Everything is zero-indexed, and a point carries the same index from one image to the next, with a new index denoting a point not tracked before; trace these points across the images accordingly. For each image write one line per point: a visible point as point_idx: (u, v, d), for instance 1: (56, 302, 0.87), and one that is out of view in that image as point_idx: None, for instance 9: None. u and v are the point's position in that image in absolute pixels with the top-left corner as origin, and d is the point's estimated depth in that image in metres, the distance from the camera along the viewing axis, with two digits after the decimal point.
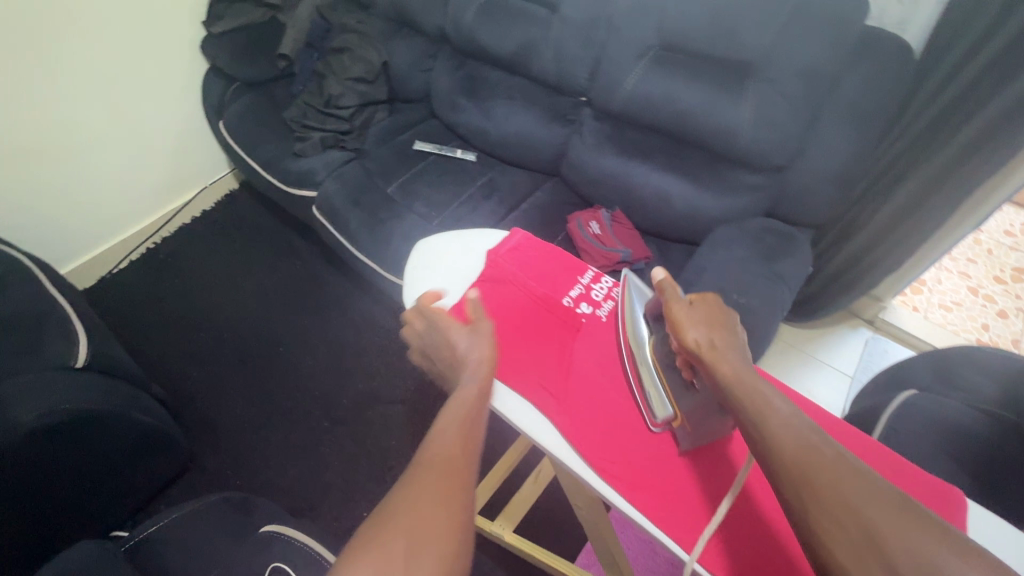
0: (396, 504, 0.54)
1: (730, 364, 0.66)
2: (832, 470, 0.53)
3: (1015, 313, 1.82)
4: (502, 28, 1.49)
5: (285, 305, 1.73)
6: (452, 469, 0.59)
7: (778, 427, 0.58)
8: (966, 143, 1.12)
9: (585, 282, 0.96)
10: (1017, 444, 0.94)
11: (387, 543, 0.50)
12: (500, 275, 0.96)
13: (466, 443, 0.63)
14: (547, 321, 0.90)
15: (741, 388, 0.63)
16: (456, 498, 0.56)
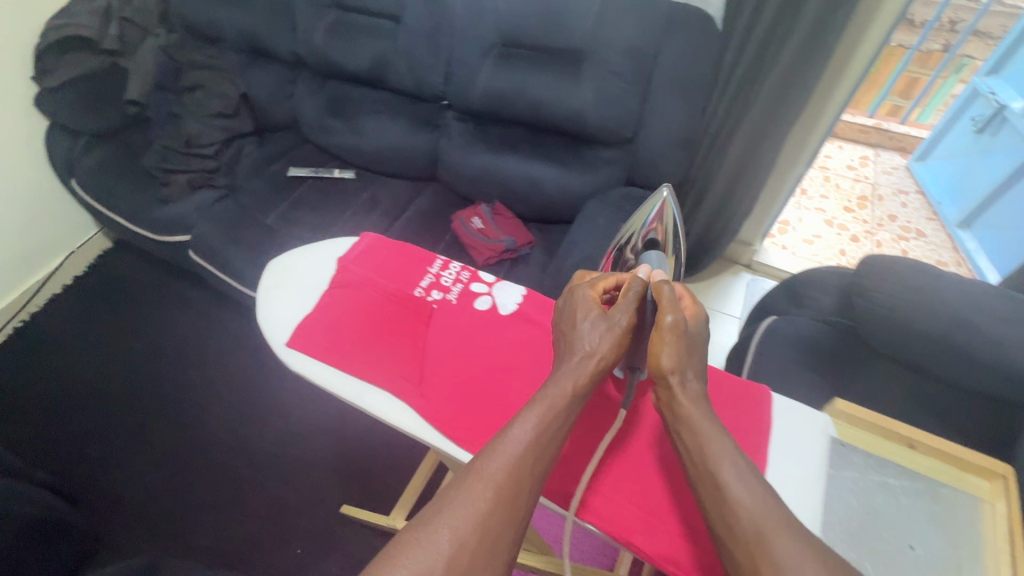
0: (441, 515, 0.50)
1: (695, 406, 0.60)
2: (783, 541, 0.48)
3: (865, 236, 1.99)
4: (351, 44, 1.46)
5: (175, 360, 1.61)
6: (504, 499, 0.51)
7: (730, 476, 0.54)
8: (777, 87, 1.22)
9: (436, 269, 0.77)
10: (849, 343, 1.16)
11: (424, 553, 0.48)
12: (342, 283, 0.74)
13: (533, 465, 0.54)
14: (403, 322, 0.70)
15: (698, 430, 0.57)
16: (503, 528, 0.50)
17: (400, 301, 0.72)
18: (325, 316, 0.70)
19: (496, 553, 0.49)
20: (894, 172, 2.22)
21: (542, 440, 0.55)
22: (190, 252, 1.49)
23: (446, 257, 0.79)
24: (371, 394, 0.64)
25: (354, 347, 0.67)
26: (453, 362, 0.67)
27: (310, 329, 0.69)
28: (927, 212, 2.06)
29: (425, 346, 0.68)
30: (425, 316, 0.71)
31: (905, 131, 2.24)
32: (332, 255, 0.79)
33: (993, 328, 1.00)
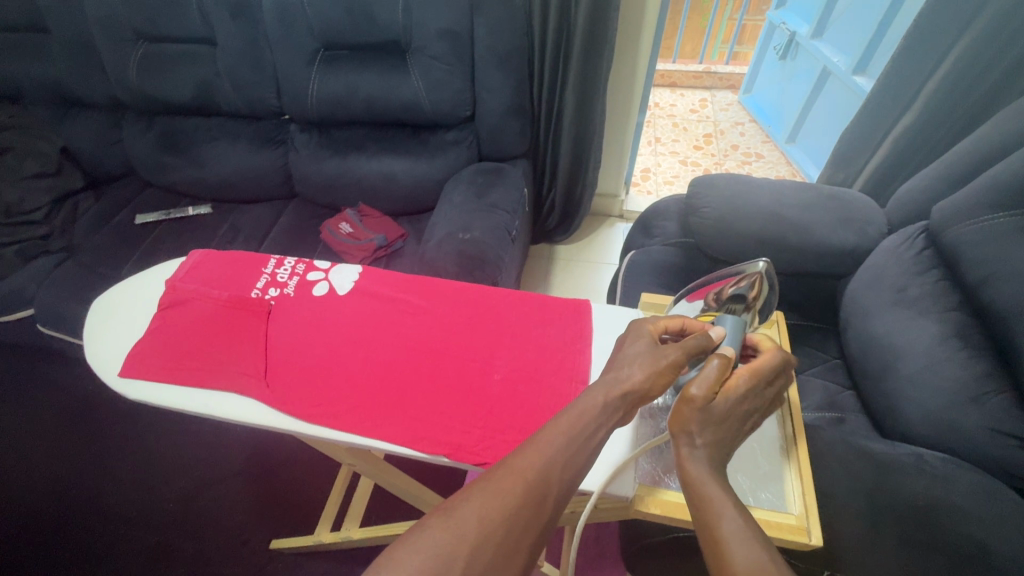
0: (468, 503, 0.48)
1: (704, 470, 0.52)
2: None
3: (715, 167, 2.20)
4: (170, 75, 1.41)
5: (50, 447, 1.47)
6: (532, 501, 0.49)
7: (733, 532, 0.46)
8: (586, 46, 1.33)
9: (272, 269, 0.78)
10: (696, 256, 1.28)
11: (447, 537, 0.46)
12: (171, 303, 0.72)
13: (554, 463, 0.51)
14: (243, 325, 0.70)
15: (705, 486, 0.50)
16: (528, 524, 0.48)
17: (236, 307, 0.72)
18: (157, 341, 0.68)
19: (519, 549, 0.47)
20: (730, 107, 2.47)
21: (568, 438, 0.53)
22: (38, 325, 1.37)
23: (279, 256, 0.80)
24: (216, 401, 0.63)
25: (191, 362, 0.66)
26: (298, 349, 0.68)
27: (143, 355, 0.67)
28: (761, 137, 2.32)
29: (269, 342, 0.69)
30: (264, 313, 0.72)
31: (730, 70, 2.49)
32: (161, 280, 0.77)
33: (795, 215, 1.17)
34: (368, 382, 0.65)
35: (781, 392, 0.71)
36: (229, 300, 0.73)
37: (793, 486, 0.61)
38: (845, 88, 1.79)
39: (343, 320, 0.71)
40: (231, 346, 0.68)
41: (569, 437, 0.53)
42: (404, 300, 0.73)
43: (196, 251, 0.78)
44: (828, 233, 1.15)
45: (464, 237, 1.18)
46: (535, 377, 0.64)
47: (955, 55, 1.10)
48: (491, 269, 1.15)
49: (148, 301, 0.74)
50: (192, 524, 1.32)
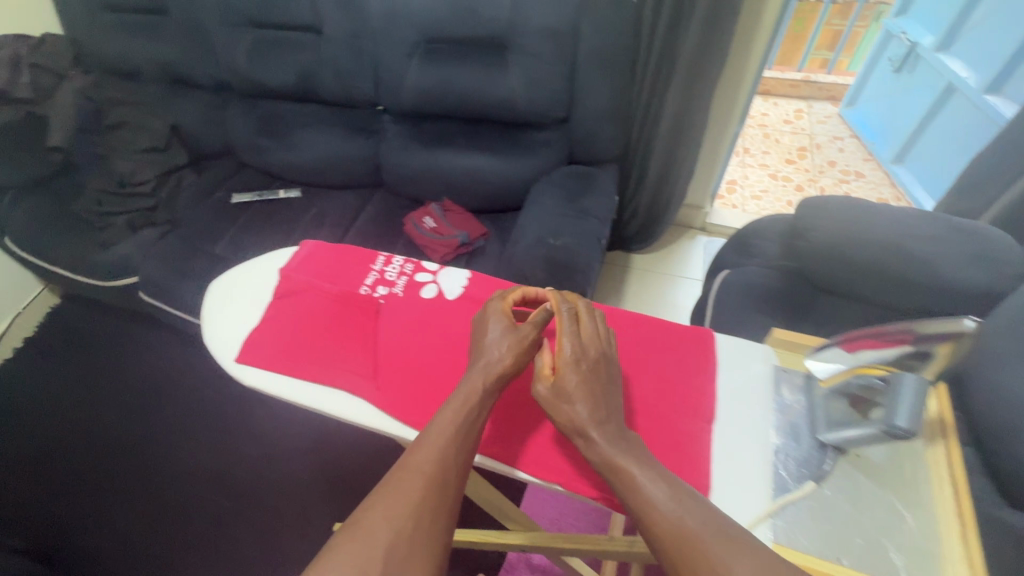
0: (373, 512, 0.50)
1: (614, 451, 0.54)
2: (701, 535, 0.47)
3: (809, 184, 2.06)
4: (275, 61, 1.45)
5: (140, 407, 1.56)
6: (434, 488, 0.52)
7: (657, 501, 0.50)
8: (696, 51, 1.27)
9: (381, 267, 0.78)
10: (799, 282, 1.19)
11: (360, 548, 0.47)
12: (285, 292, 0.73)
13: (455, 451, 0.55)
14: (353, 319, 0.70)
15: (608, 464, 0.54)
16: (433, 517, 0.51)
17: (346, 300, 0.72)
18: (271, 328, 0.69)
19: (434, 544, 0.49)
20: (828, 120, 2.30)
21: (452, 432, 0.56)
22: (140, 292, 1.45)
23: (388, 253, 0.79)
24: (326, 396, 0.63)
25: (302, 353, 0.67)
26: (406, 351, 0.67)
27: (258, 341, 0.68)
28: (863, 154, 2.15)
29: (378, 341, 0.68)
30: (374, 311, 0.72)
31: (833, 80, 2.32)
32: (274, 269, 0.78)
33: (921, 248, 1.06)
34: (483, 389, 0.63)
35: (940, 456, 0.62)
36: (339, 294, 0.73)
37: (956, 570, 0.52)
38: (972, 108, 1.62)
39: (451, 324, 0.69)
40: (341, 343, 0.68)
41: (459, 428, 0.57)
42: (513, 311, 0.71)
43: (308, 240, 0.79)
44: (958, 271, 1.04)
45: (554, 242, 1.14)
46: (652, 412, 0.62)
47: None
48: (581, 276, 1.11)
49: (262, 288, 0.76)
50: (263, 497, 1.37)
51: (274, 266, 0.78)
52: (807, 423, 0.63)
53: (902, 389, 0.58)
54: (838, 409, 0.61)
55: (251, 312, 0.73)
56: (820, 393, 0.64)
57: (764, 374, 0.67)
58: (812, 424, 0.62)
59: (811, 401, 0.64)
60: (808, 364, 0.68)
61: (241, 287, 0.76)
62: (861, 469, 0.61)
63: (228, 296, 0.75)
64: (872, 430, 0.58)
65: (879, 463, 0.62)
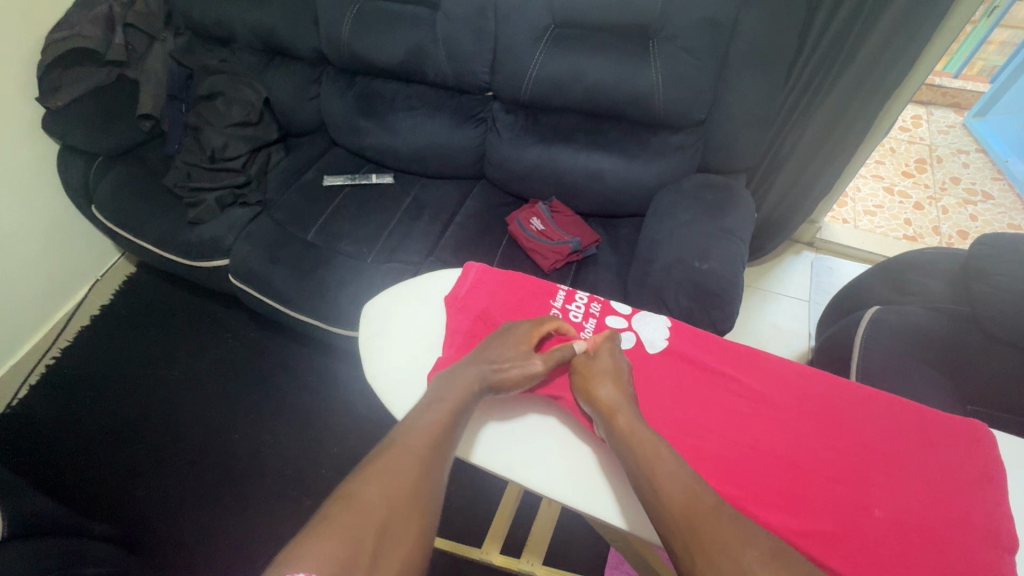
0: (367, 488, 0.54)
1: (637, 427, 0.63)
2: (713, 512, 0.54)
3: (930, 203, 1.88)
4: (384, 37, 1.33)
5: (216, 387, 1.51)
6: (427, 467, 0.58)
7: (665, 477, 0.58)
8: (871, 56, 1.11)
9: (559, 306, 0.81)
10: (969, 329, 1.05)
11: (354, 518, 0.51)
12: (458, 327, 0.76)
13: (445, 440, 0.61)
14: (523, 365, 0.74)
15: (633, 437, 0.62)
16: (424, 497, 0.56)
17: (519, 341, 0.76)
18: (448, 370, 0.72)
19: (424, 525, 0.54)
20: (950, 131, 2.09)
21: (446, 423, 0.62)
22: (228, 275, 1.40)
23: (567, 288, 0.82)
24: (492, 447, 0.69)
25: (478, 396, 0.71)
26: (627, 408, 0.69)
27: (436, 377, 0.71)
28: (991, 172, 1.94)
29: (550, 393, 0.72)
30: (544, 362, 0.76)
31: (959, 85, 2.09)
32: (433, 302, 0.80)
33: None
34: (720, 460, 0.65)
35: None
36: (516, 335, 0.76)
37: None
38: None
39: (685, 399, 0.70)
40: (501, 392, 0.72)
41: (452, 418, 0.63)
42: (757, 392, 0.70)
43: (477, 267, 0.80)
44: None
45: (700, 266, 1.03)
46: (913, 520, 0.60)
47: None
48: (729, 304, 0.99)
49: (434, 324, 0.78)
50: None
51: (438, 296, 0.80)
52: None
53: None
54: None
55: (420, 348, 0.75)
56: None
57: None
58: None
59: None
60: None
61: (405, 317, 0.78)
62: None
63: (392, 328, 0.77)
64: None
65: None
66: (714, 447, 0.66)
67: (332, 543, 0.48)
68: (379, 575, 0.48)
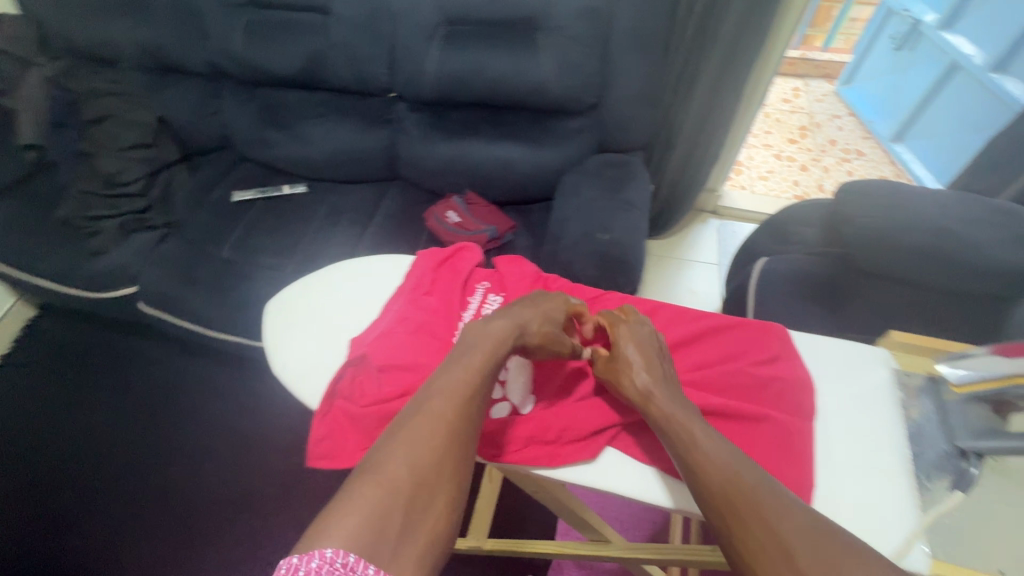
0: (392, 456, 0.52)
1: (672, 408, 0.61)
2: (757, 491, 0.51)
3: (813, 164, 2.08)
4: (278, 46, 1.32)
5: (143, 423, 1.45)
6: (452, 437, 0.55)
7: (709, 451, 0.56)
8: (733, 33, 1.23)
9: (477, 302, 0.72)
10: (840, 267, 1.19)
11: (380, 490, 0.49)
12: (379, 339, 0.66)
13: (472, 406, 0.57)
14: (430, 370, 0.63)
15: (666, 423, 0.60)
16: (451, 469, 0.53)
17: (432, 338, 0.66)
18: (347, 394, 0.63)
19: (452, 497, 0.52)
20: (825, 99, 2.32)
21: (473, 381, 0.59)
22: (141, 303, 1.34)
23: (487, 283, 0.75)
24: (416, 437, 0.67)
25: (373, 414, 0.60)
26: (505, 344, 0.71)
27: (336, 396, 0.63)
28: (861, 132, 2.17)
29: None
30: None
31: (828, 57, 2.32)
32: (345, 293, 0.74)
33: (969, 232, 1.06)
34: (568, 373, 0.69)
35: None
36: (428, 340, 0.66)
37: None
38: (976, 88, 1.67)
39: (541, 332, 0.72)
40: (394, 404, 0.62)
41: (477, 383, 0.59)
42: (604, 328, 0.74)
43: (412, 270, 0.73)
44: (1005, 252, 1.04)
45: (603, 237, 1.10)
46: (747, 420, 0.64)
47: None
48: (633, 269, 1.07)
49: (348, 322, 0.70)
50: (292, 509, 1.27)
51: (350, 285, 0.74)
52: (941, 428, 0.62)
53: None
54: (976, 416, 0.59)
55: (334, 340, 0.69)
56: (952, 401, 0.62)
57: (887, 382, 0.66)
58: (948, 432, 0.61)
59: (939, 407, 0.64)
60: (938, 367, 0.66)
61: (317, 309, 0.72)
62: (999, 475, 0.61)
63: (302, 322, 0.70)
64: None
65: None
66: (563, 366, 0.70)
67: (356, 522, 0.46)
68: (404, 551, 0.47)
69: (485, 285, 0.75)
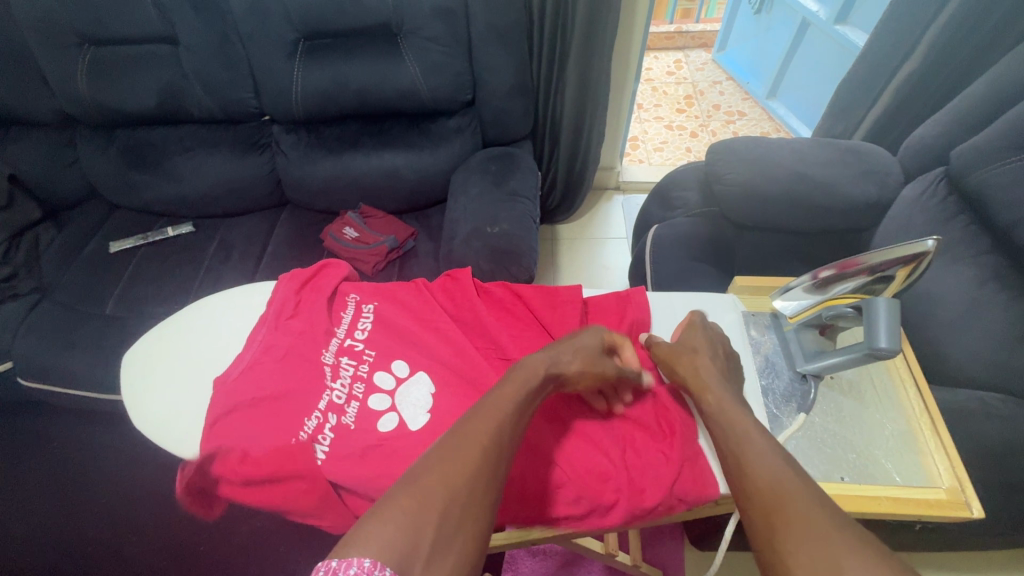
0: (429, 472, 0.49)
1: (732, 407, 0.60)
2: (800, 493, 0.48)
3: (701, 130, 2.19)
4: (127, 83, 1.25)
5: (39, 507, 1.31)
6: (488, 467, 0.51)
7: (756, 456, 0.53)
8: (587, 15, 1.27)
9: (349, 318, 0.74)
10: (721, 224, 1.26)
11: (415, 506, 0.46)
12: (245, 371, 0.65)
13: (507, 432, 0.55)
14: (300, 395, 0.64)
15: (721, 424, 0.59)
16: (480, 501, 0.49)
17: (301, 361, 0.67)
18: (212, 446, 0.61)
19: (483, 518, 0.48)
20: (705, 67, 2.44)
21: (504, 408, 0.57)
22: (19, 378, 1.23)
23: (357, 296, 0.76)
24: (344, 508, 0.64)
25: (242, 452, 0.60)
26: (386, 353, 0.70)
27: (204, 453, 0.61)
28: (741, 94, 2.30)
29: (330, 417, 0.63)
30: (327, 377, 0.67)
31: (702, 28, 2.45)
32: (204, 331, 0.73)
33: (823, 173, 1.15)
34: (453, 363, 0.69)
35: (898, 361, 0.74)
36: (303, 367, 0.67)
37: (937, 462, 0.64)
38: (827, 39, 1.80)
39: (412, 327, 0.72)
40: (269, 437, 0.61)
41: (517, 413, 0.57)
42: (478, 321, 0.74)
43: (276, 298, 0.73)
44: (856, 187, 1.14)
45: (492, 230, 1.12)
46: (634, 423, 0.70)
47: (955, 6, 1.09)
48: (525, 256, 1.10)
49: (211, 363, 0.70)
50: (226, 563, 1.21)
51: (208, 322, 0.74)
52: (784, 355, 0.73)
53: (874, 312, 0.62)
54: (810, 340, 0.71)
55: (196, 382, 0.68)
56: (791, 330, 0.73)
57: (737, 322, 0.75)
58: (790, 358, 0.72)
59: (782, 337, 0.74)
60: (775, 303, 0.76)
61: (175, 354, 0.70)
62: (839, 390, 0.72)
63: (158, 369, 0.69)
64: (846, 359, 0.65)
65: (852, 379, 0.73)
66: (442, 365, 0.69)
67: (390, 532, 0.43)
68: None
69: (355, 297, 0.76)
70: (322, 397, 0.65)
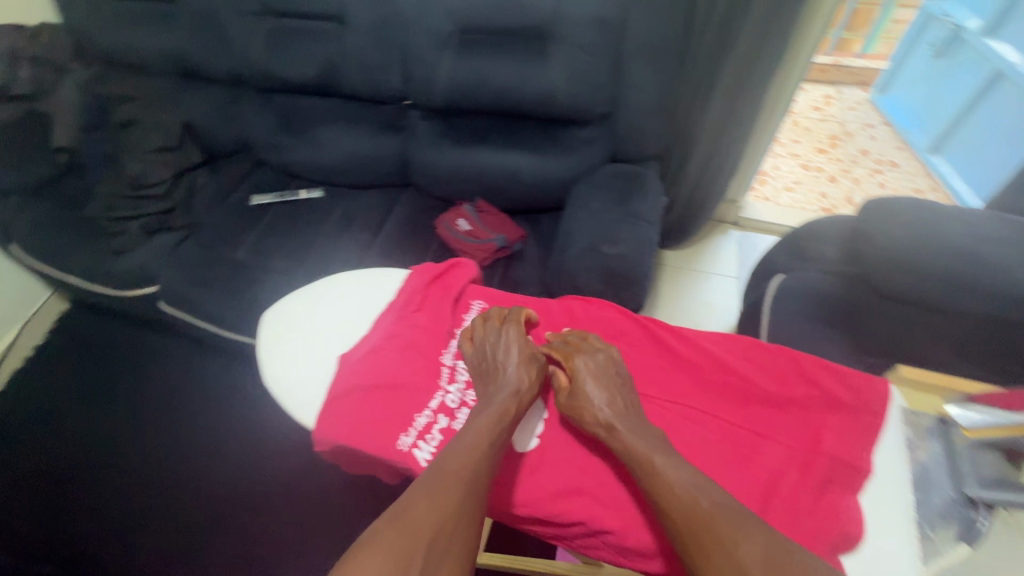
0: (416, 505, 0.52)
1: (644, 445, 0.64)
2: (713, 518, 0.54)
3: (842, 175, 2.00)
4: (293, 54, 1.35)
5: (152, 419, 1.47)
6: (470, 490, 0.54)
7: (669, 484, 0.59)
8: (750, 41, 1.20)
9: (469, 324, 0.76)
10: (856, 287, 1.14)
11: (403, 539, 0.48)
12: (367, 355, 0.68)
13: (487, 468, 0.57)
14: (414, 391, 0.66)
15: (632, 456, 0.64)
16: (469, 524, 0.52)
17: (420, 355, 0.69)
18: (331, 422, 0.64)
19: (468, 543, 0.52)
20: (858, 107, 2.23)
21: (481, 444, 0.58)
22: (161, 303, 1.38)
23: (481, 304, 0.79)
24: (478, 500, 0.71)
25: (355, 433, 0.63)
26: None
27: (321, 424, 0.64)
28: (895, 142, 2.08)
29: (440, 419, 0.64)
30: (441, 378, 0.69)
31: (862, 64, 2.24)
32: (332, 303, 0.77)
33: (1000, 255, 0.99)
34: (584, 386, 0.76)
35: None
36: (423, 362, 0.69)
37: None
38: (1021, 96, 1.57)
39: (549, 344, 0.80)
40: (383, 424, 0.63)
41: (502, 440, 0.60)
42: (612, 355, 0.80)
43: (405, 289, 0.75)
44: None
45: (608, 250, 1.08)
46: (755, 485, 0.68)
47: None
48: (638, 283, 1.05)
49: (334, 339, 0.73)
50: (295, 510, 1.29)
51: (337, 297, 0.78)
52: (948, 471, 0.71)
53: None
54: (987, 464, 0.69)
55: (319, 351, 0.72)
56: (964, 445, 0.71)
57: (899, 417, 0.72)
58: (957, 477, 0.69)
59: (948, 450, 0.72)
60: (949, 409, 0.73)
61: (304, 320, 0.75)
62: None
63: (289, 333, 0.74)
64: None
65: None
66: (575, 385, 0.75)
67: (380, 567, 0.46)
68: None
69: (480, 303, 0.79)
70: (434, 397, 0.67)
